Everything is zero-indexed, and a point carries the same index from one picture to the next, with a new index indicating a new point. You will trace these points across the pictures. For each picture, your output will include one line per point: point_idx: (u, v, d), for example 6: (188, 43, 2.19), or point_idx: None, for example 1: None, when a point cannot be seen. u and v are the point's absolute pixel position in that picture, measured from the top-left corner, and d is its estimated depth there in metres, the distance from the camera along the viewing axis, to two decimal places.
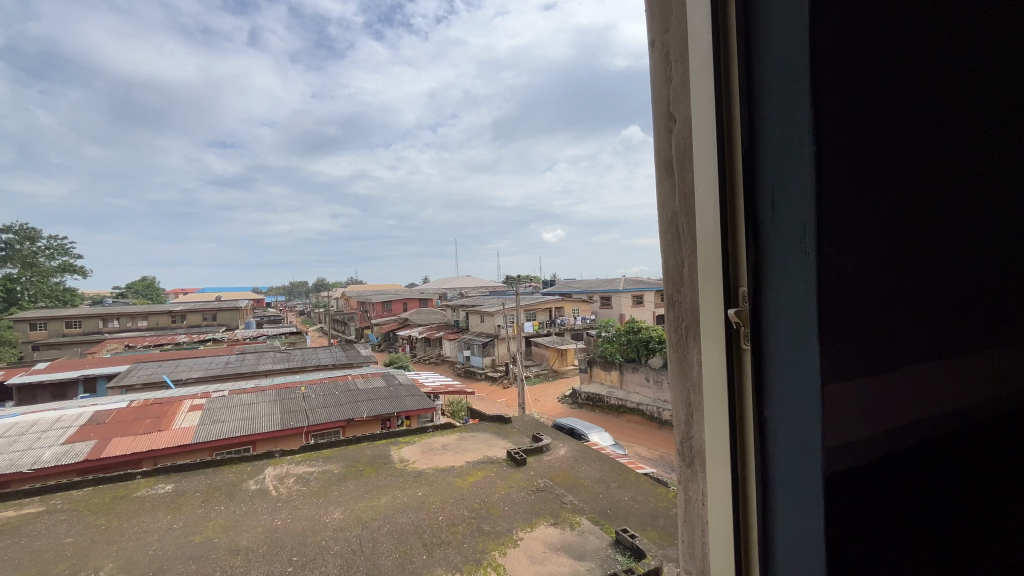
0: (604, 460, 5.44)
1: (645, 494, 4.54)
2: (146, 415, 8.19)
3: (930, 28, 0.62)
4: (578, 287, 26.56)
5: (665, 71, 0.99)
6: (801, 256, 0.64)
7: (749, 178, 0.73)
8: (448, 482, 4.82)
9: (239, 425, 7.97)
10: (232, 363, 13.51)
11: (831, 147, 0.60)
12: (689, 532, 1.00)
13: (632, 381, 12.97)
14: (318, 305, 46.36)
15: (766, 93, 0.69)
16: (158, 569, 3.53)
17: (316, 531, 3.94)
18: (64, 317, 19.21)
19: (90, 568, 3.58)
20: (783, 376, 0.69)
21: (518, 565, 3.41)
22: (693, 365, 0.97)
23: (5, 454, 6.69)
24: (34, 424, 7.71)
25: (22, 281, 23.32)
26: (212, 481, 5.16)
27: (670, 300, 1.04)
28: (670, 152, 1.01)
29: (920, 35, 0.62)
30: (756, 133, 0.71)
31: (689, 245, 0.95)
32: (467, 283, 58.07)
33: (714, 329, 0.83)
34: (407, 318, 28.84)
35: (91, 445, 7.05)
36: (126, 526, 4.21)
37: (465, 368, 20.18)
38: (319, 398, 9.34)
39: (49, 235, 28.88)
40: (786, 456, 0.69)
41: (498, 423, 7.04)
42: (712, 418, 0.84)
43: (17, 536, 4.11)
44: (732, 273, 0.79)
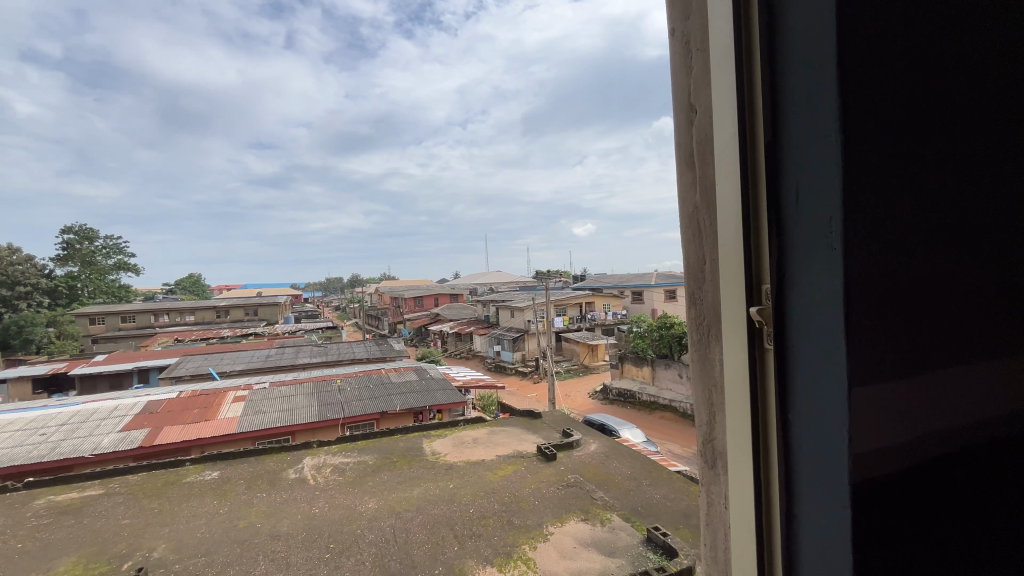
0: (636, 456, 5.37)
1: (678, 492, 4.46)
2: (193, 405, 8.63)
3: (961, 16, 0.58)
4: (610, 282, 26.17)
5: (685, 60, 0.97)
6: (826, 252, 0.61)
7: (770, 170, 0.71)
8: (479, 475, 4.88)
9: (279, 416, 8.27)
10: (272, 357, 14.05)
11: (857, 135, 0.57)
12: (711, 536, 0.98)
13: (665, 377, 12.73)
14: (353, 302, 47.49)
15: (790, 80, 0.65)
16: (206, 550, 3.72)
17: (352, 520, 4.06)
18: (120, 313, 20.43)
19: (144, 548, 3.80)
20: (806, 379, 0.66)
21: (550, 560, 3.41)
22: (714, 365, 0.95)
23: (69, 440, 7.16)
24: (93, 412, 8.24)
25: (82, 278, 25.02)
26: (254, 469, 5.40)
27: (690, 297, 1.02)
28: (689, 145, 0.98)
29: (949, 18, 0.58)
30: (779, 122, 0.68)
31: (709, 243, 0.93)
32: (497, 278, 58.10)
33: (735, 328, 0.81)
34: (439, 314, 29.30)
35: (144, 433, 7.46)
36: (176, 509, 4.46)
37: (496, 363, 20.34)
38: (354, 390, 9.60)
39: (105, 238, 30.89)
40: (813, 463, 0.65)
41: (528, 418, 7.05)
42: (734, 418, 0.82)
43: (80, 516, 4.40)
44: (753, 272, 0.76)
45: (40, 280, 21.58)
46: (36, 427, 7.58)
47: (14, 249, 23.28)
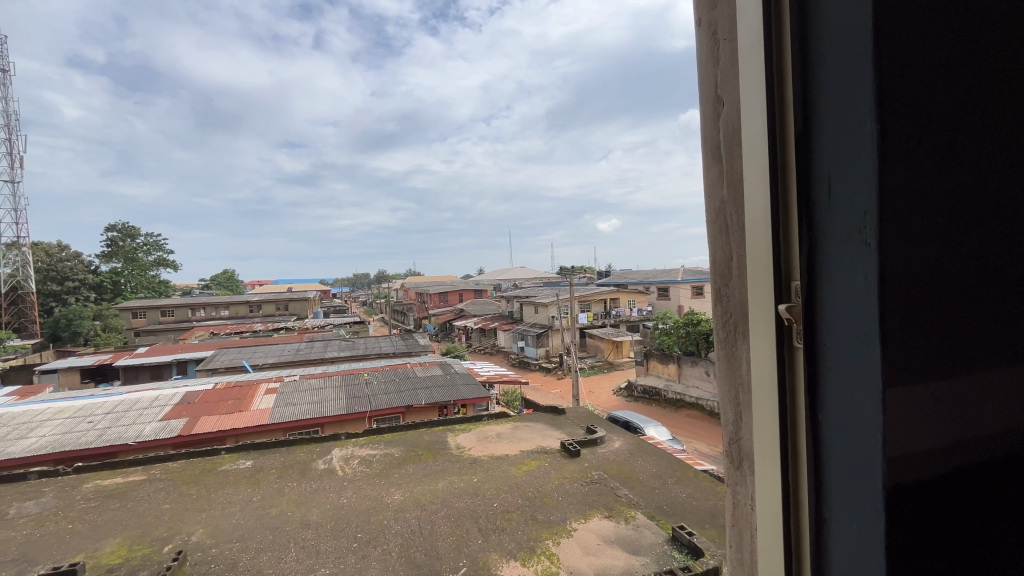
0: (661, 454, 5.30)
1: (705, 491, 4.39)
2: (228, 396, 8.95)
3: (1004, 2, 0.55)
4: (635, 278, 25.81)
5: (712, 50, 0.94)
6: (860, 248, 0.59)
7: (802, 162, 0.68)
8: (503, 470, 4.91)
9: (309, 408, 8.50)
10: (302, 350, 14.43)
11: (894, 129, 0.54)
12: (737, 538, 0.96)
13: (692, 375, 12.51)
14: (379, 297, 48.24)
15: (823, 73, 0.63)
16: (241, 536, 3.87)
17: (379, 510, 4.15)
18: (160, 307, 21.30)
19: (183, 532, 3.98)
20: (835, 378, 0.64)
21: (573, 556, 3.41)
22: (741, 364, 0.92)
23: (114, 428, 7.53)
24: (136, 402, 8.65)
25: (125, 273, 26.13)
26: (285, 459, 5.57)
27: (716, 293, 1.00)
28: (716, 138, 0.96)
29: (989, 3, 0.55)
30: (811, 110, 0.66)
31: (737, 238, 0.91)
32: (521, 273, 58.05)
33: (763, 325, 0.79)
34: (463, 310, 29.53)
35: (183, 422, 7.78)
36: (212, 496, 4.65)
37: (520, 359, 20.39)
38: (381, 384, 9.79)
39: (146, 236, 32.23)
40: (844, 463, 0.63)
41: (552, 414, 7.05)
42: (761, 418, 0.80)
43: (124, 500, 4.64)
44: (783, 268, 0.74)
45: (87, 276, 22.79)
46: (83, 416, 8.00)
47: (63, 245, 24.60)
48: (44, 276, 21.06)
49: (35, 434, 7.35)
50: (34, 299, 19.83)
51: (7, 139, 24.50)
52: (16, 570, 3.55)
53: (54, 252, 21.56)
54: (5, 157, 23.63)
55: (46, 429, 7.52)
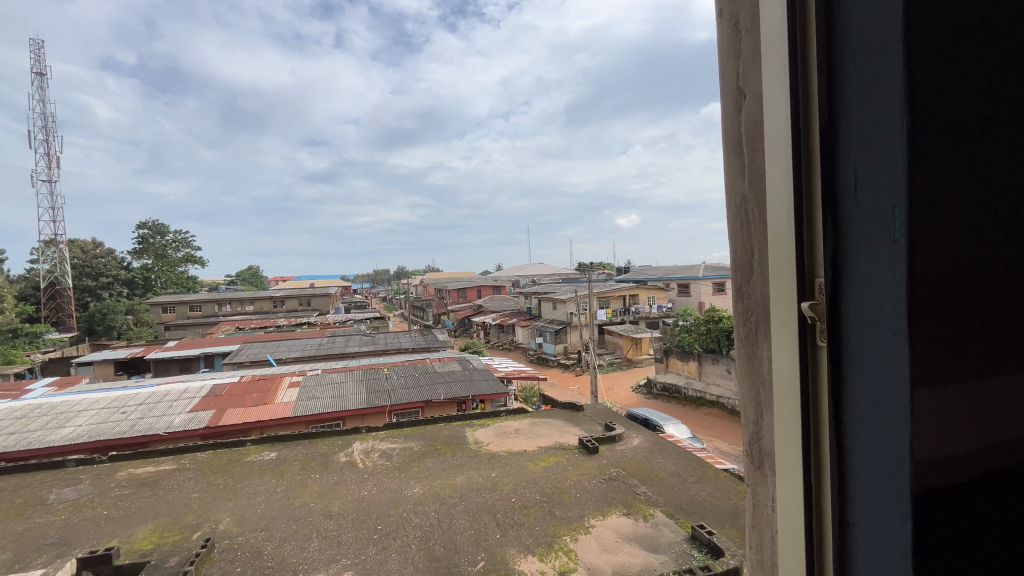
0: (681, 452, 5.24)
1: (726, 490, 4.32)
2: (254, 389, 9.19)
3: None
4: (655, 274, 25.49)
5: (734, 40, 0.92)
6: (889, 245, 0.57)
7: (827, 155, 0.66)
8: (521, 465, 4.93)
9: (330, 402, 8.66)
10: (324, 345, 14.70)
11: (925, 118, 0.52)
12: (757, 538, 0.95)
13: (712, 372, 12.32)
14: (398, 293, 48.70)
15: (850, 64, 0.61)
16: (266, 525, 3.97)
17: (399, 503, 4.21)
18: (188, 302, 21.95)
19: (211, 520, 4.10)
20: (861, 375, 0.62)
21: (591, 552, 3.41)
22: (762, 363, 0.91)
23: (146, 419, 7.80)
24: (167, 393, 8.95)
25: (156, 269, 27.01)
26: (308, 451, 5.69)
27: (737, 291, 0.98)
28: (738, 131, 0.94)
29: None
30: (837, 102, 0.64)
31: (759, 234, 0.89)
32: (539, 269, 57.83)
33: (785, 322, 0.77)
34: (482, 305, 29.64)
35: (210, 414, 8.01)
36: (239, 486, 4.79)
37: (538, 355, 20.38)
38: (401, 378, 9.92)
39: (176, 232, 33.19)
40: (870, 463, 0.62)
41: (570, 410, 7.03)
42: (783, 419, 0.78)
43: (155, 488, 4.80)
44: (807, 265, 0.72)
45: (120, 272, 23.61)
46: (116, 406, 8.31)
47: (97, 242, 25.51)
48: (80, 272, 21.91)
49: (72, 423, 7.67)
50: (71, 295, 20.65)
51: (43, 141, 25.38)
52: (56, 552, 3.72)
53: (89, 249, 22.37)
54: (44, 158, 24.55)
55: (82, 419, 7.83)
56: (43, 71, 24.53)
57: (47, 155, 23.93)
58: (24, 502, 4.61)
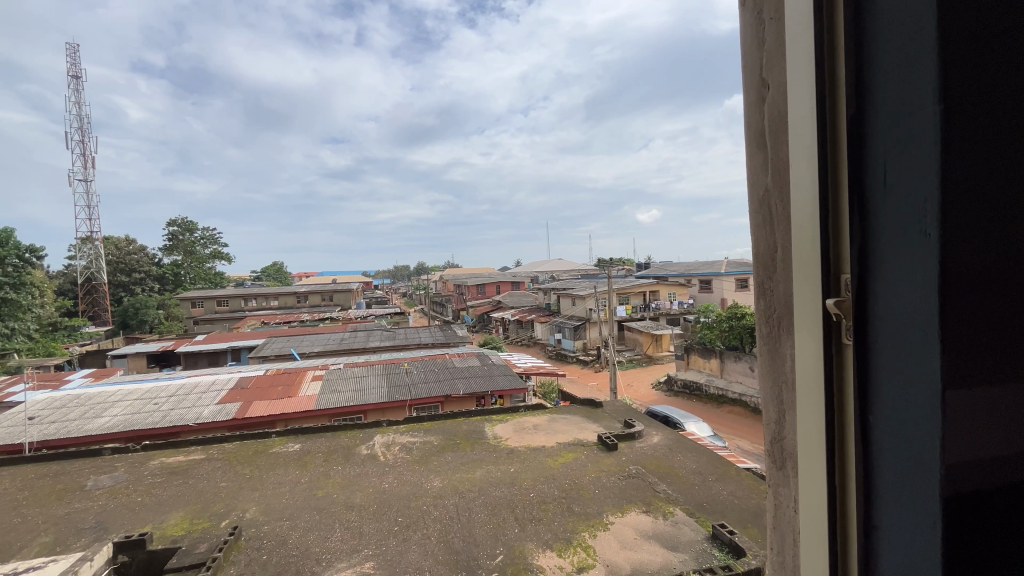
0: (702, 451, 5.16)
1: (748, 490, 4.25)
2: (279, 382, 9.43)
3: None
4: (676, 270, 25.11)
5: (758, 30, 0.90)
6: (920, 238, 0.55)
7: (853, 145, 0.64)
8: (539, 461, 4.94)
9: (352, 396, 8.81)
10: (346, 339, 14.97)
11: (958, 106, 0.50)
12: (779, 540, 0.93)
13: (734, 370, 12.10)
14: (418, 289, 49.13)
15: (881, 52, 0.58)
16: (290, 514, 4.07)
17: (419, 496, 4.27)
18: (216, 298, 22.58)
19: (238, 509, 4.22)
20: (889, 373, 0.60)
21: (610, 549, 3.40)
22: (786, 362, 0.88)
23: (176, 410, 8.07)
24: (197, 386, 9.26)
25: (185, 265, 27.85)
26: (331, 443, 5.81)
27: (760, 288, 0.96)
28: (761, 124, 0.92)
29: None
30: (864, 91, 0.62)
31: (784, 230, 0.86)
32: (559, 265, 57.57)
33: (808, 321, 0.75)
34: (501, 301, 29.72)
35: (237, 406, 8.23)
36: (265, 476, 4.92)
37: (557, 351, 20.35)
38: (421, 373, 10.03)
39: (205, 230, 34.15)
40: (896, 465, 0.60)
41: (589, 407, 7.00)
42: (805, 420, 0.76)
43: (186, 477, 4.97)
44: (831, 260, 0.70)
45: (152, 268, 24.45)
46: (149, 398, 8.62)
47: (130, 240, 26.44)
48: (115, 268, 22.77)
49: (108, 413, 7.99)
50: (107, 290, 21.49)
51: (81, 142, 26.37)
52: (93, 537, 3.89)
53: (122, 246, 23.21)
54: (80, 158, 25.48)
55: (117, 409, 8.15)
56: (78, 75, 25.46)
57: (82, 156, 24.87)
58: (64, 488, 4.82)
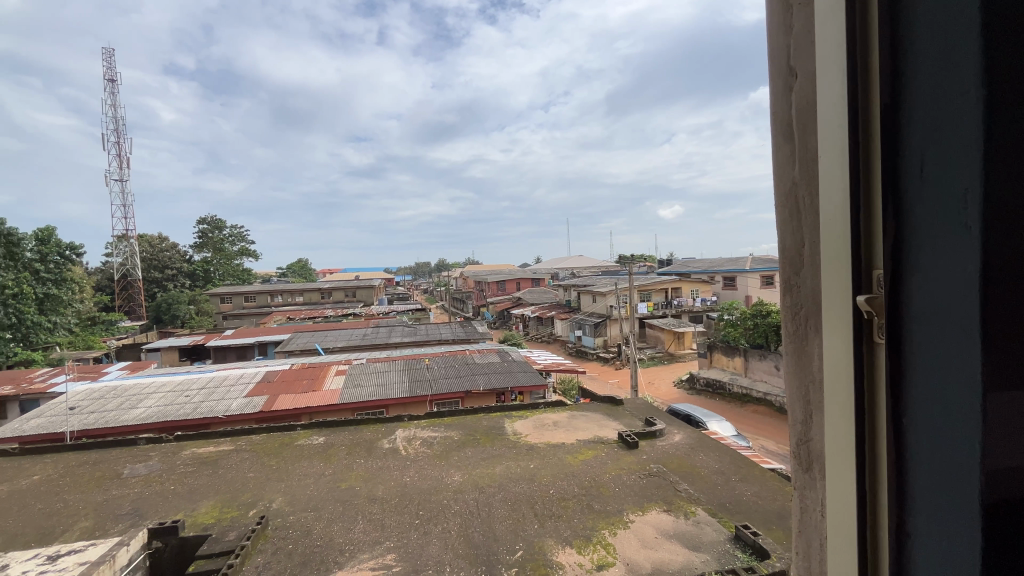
0: (725, 450, 5.07)
1: (773, 491, 4.15)
2: (304, 376, 9.65)
3: None
4: (699, 267, 24.70)
5: (785, 18, 0.87)
6: (960, 232, 0.52)
7: (888, 135, 0.61)
8: (559, 458, 4.93)
9: (374, 390, 8.94)
10: (368, 335, 15.20)
11: (1000, 91, 0.47)
12: (804, 544, 0.91)
13: (759, 369, 11.84)
14: (439, 285, 49.56)
15: (917, 36, 0.55)
16: (315, 505, 4.16)
17: (440, 490, 4.31)
18: (243, 294, 23.19)
19: (265, 500, 4.33)
20: (923, 372, 0.58)
21: (630, 547, 3.37)
22: (813, 361, 0.85)
23: (207, 402, 8.33)
24: (226, 379, 9.54)
25: (214, 262, 28.69)
26: (354, 437, 5.91)
27: (786, 285, 0.93)
28: (789, 112, 0.89)
29: None
30: (900, 77, 0.59)
31: (811, 224, 0.83)
32: (579, 261, 57.20)
33: (838, 320, 0.72)
34: (521, 298, 29.73)
35: (264, 399, 8.45)
36: (290, 467, 5.04)
37: (577, 348, 20.26)
38: (441, 369, 10.12)
39: (234, 228, 35.10)
40: (932, 468, 0.57)
41: (609, 404, 6.95)
42: (834, 421, 0.74)
43: (216, 467, 5.13)
44: (863, 257, 0.68)
45: (183, 265, 25.28)
46: (181, 390, 8.92)
47: (163, 238, 27.37)
48: (148, 264, 23.63)
49: (142, 404, 8.30)
50: (141, 286, 22.30)
51: (117, 144, 27.34)
52: (130, 522, 4.05)
53: (155, 243, 24.04)
54: (117, 159, 26.45)
55: (151, 401, 8.46)
56: (114, 79, 26.48)
57: (118, 158, 25.86)
58: (103, 475, 5.03)
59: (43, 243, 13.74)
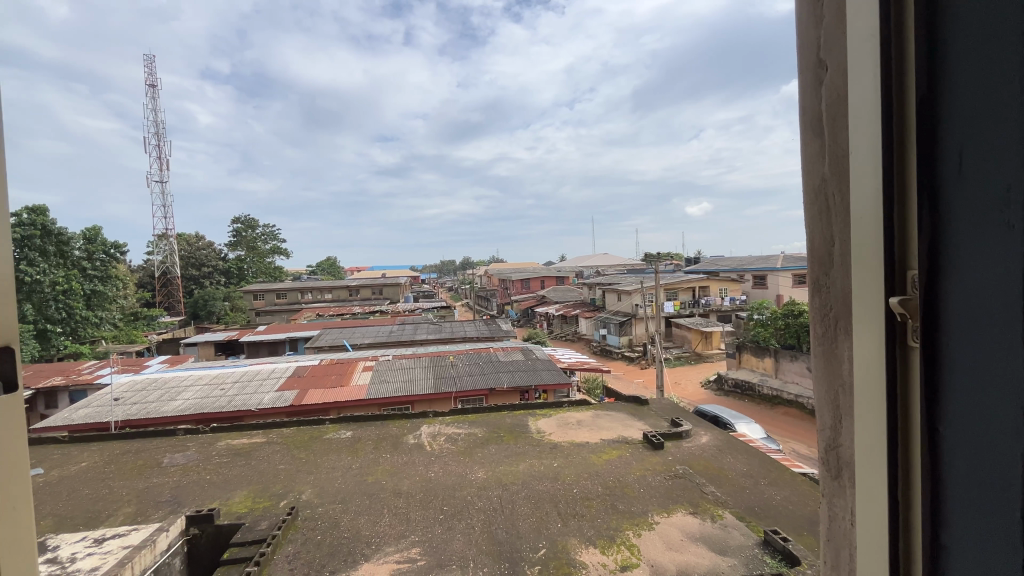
0: (754, 453, 4.94)
1: (804, 495, 4.03)
2: (332, 372, 9.88)
3: None
4: (728, 266, 24.14)
5: (816, 10, 0.84)
6: (1001, 231, 0.49)
7: (925, 129, 0.59)
8: (583, 457, 4.90)
9: (400, 386, 9.08)
10: (394, 332, 15.44)
11: None
12: (834, 553, 0.88)
13: (790, 370, 11.49)
14: (464, 283, 49.95)
15: (959, 24, 0.52)
16: (342, 498, 4.26)
17: (464, 486, 4.35)
18: (275, 291, 23.85)
19: (295, 491, 4.45)
20: (960, 380, 0.55)
21: (655, 549, 3.33)
22: (842, 365, 0.83)
23: (240, 396, 8.61)
24: (258, 373, 9.84)
25: (248, 260, 29.61)
26: (380, 432, 6.02)
27: (815, 285, 0.91)
28: (818, 107, 0.86)
29: None
30: (938, 67, 0.56)
31: (840, 222, 0.81)
32: (603, 258, 56.62)
33: (868, 321, 0.69)
34: (545, 296, 29.66)
35: (294, 393, 8.68)
36: (319, 460, 5.17)
37: (602, 347, 20.09)
38: (466, 366, 10.19)
39: (267, 227, 36.07)
40: (970, 478, 0.54)
41: (634, 404, 6.87)
42: (863, 427, 0.71)
43: (249, 458, 5.31)
44: (897, 258, 0.65)
45: (218, 262, 26.16)
46: (216, 384, 9.26)
47: (200, 237, 28.41)
48: (186, 262, 24.57)
49: (180, 397, 8.64)
50: (180, 283, 23.21)
51: (157, 147, 28.44)
52: (169, 509, 4.23)
53: (192, 242, 24.96)
54: (158, 162, 27.55)
55: (188, 393, 8.81)
56: (153, 84, 27.59)
57: (158, 160, 26.94)
58: (144, 464, 5.27)
59: (90, 242, 14.43)
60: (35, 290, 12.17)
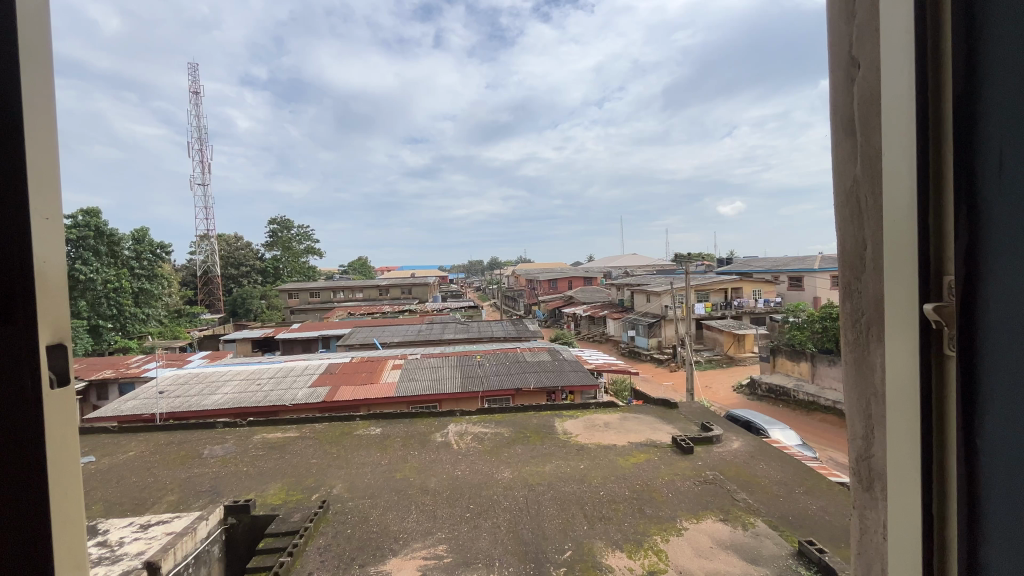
0: (788, 459, 4.79)
1: (841, 506, 3.88)
2: (362, 369, 10.10)
3: None
4: (763, 267, 23.41)
5: (848, 6, 0.81)
6: None
7: (962, 129, 0.56)
8: (610, 459, 4.85)
9: (428, 385, 9.20)
10: (423, 331, 15.64)
11: None
12: (865, 566, 0.85)
13: (828, 375, 11.06)
14: (491, 284, 50.08)
15: (998, 22, 0.50)
16: (371, 493, 4.36)
17: (490, 485, 4.38)
18: (308, 290, 24.50)
19: (326, 485, 4.57)
20: (999, 390, 0.52)
21: (683, 555, 3.26)
22: (874, 372, 0.80)
23: (275, 391, 8.90)
24: (292, 370, 10.16)
25: (283, 260, 30.51)
26: (408, 429, 6.11)
27: (847, 289, 0.88)
28: (849, 107, 0.83)
29: None
30: (978, 63, 0.53)
31: (872, 225, 0.78)
32: (632, 259, 55.89)
33: (903, 326, 0.67)
34: (573, 297, 29.45)
35: (326, 390, 8.91)
36: (350, 456, 5.29)
37: (630, 348, 19.82)
38: (493, 366, 10.24)
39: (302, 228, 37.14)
40: (1008, 488, 0.52)
41: (663, 407, 6.76)
42: (896, 435, 0.68)
43: (283, 452, 5.49)
44: (932, 262, 0.62)
45: (255, 262, 27.09)
46: (253, 379, 9.61)
47: (239, 237, 29.49)
48: (225, 261, 25.58)
49: (220, 391, 9.00)
50: (219, 281, 24.13)
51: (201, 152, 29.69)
52: (209, 499, 4.42)
53: (231, 241, 25.95)
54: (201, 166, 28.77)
55: (227, 388, 9.17)
56: (198, 92, 28.92)
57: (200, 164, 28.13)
58: (186, 454, 5.52)
59: (138, 242, 15.20)
60: (88, 288, 12.92)
